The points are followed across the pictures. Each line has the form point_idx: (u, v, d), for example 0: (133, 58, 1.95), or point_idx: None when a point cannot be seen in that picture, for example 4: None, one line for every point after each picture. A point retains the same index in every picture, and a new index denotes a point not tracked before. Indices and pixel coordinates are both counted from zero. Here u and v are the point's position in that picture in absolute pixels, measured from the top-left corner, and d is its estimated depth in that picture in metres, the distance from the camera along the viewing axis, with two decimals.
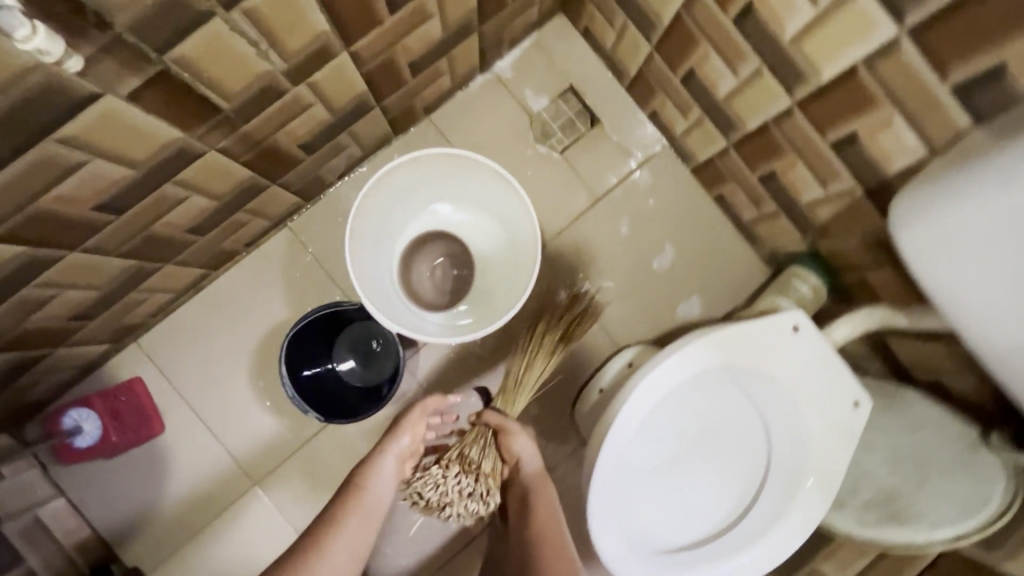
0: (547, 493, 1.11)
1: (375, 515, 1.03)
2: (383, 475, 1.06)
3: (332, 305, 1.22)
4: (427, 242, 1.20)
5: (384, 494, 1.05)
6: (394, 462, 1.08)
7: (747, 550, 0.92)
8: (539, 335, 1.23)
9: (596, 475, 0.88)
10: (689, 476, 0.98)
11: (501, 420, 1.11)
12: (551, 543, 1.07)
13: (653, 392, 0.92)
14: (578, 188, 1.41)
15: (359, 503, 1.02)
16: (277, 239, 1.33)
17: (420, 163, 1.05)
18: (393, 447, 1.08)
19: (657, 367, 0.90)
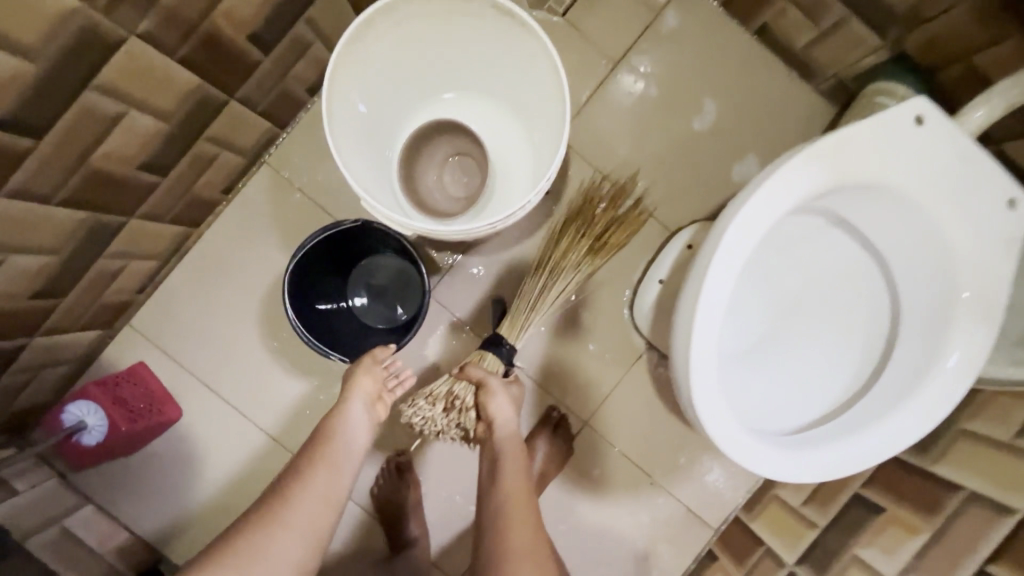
0: (522, 463, 0.92)
1: (349, 463, 0.85)
2: (353, 420, 0.88)
3: (329, 227, 1.01)
4: (427, 140, 0.99)
5: (357, 440, 0.87)
6: (363, 409, 0.89)
7: (904, 408, 0.71)
8: (563, 249, 1.04)
9: (699, 346, 0.68)
10: (792, 348, 0.83)
11: (482, 374, 0.93)
12: (517, 517, 0.87)
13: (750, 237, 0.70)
14: (589, 53, 1.18)
15: (328, 449, 0.84)
16: (257, 180, 1.14)
17: (396, 23, 0.83)
18: (359, 390, 0.90)
19: (751, 199, 0.69)
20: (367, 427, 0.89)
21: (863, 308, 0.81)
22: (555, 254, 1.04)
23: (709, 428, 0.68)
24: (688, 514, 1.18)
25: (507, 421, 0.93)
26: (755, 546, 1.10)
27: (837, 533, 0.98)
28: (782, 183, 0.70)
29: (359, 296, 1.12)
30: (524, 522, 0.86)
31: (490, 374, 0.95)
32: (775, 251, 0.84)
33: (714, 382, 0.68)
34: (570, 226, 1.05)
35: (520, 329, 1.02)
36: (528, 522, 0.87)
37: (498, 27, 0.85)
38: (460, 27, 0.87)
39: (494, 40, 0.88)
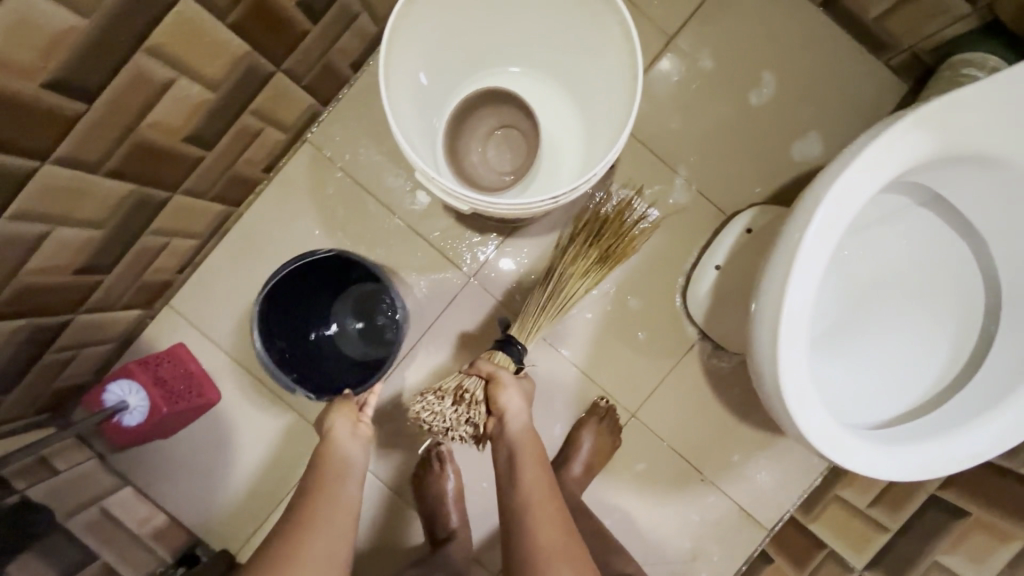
0: (536, 457, 0.86)
1: (356, 476, 0.83)
2: (340, 441, 0.84)
3: (302, 256, 0.99)
4: (473, 113, 0.95)
5: (354, 459, 0.84)
6: (349, 427, 0.85)
7: (1009, 402, 0.65)
8: (572, 255, 1.02)
9: (787, 331, 0.62)
10: (875, 340, 0.77)
11: (492, 368, 0.89)
12: (544, 512, 0.82)
13: (844, 214, 0.64)
14: (643, 25, 1.12)
15: (328, 465, 0.82)
16: (298, 158, 1.11)
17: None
18: (337, 410, 0.87)
19: (845, 170, 0.63)
20: (360, 442, 0.85)
21: (956, 297, 0.75)
22: (570, 261, 1.02)
23: (799, 420, 0.62)
24: (739, 513, 1.13)
25: (515, 412, 0.88)
26: (817, 548, 1.04)
27: (912, 540, 0.92)
28: (878, 153, 0.64)
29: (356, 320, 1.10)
30: (549, 514, 0.81)
31: (501, 368, 0.91)
32: (856, 236, 0.78)
33: (803, 373, 0.63)
34: (580, 234, 1.04)
35: (531, 331, 0.98)
36: (552, 511, 0.82)
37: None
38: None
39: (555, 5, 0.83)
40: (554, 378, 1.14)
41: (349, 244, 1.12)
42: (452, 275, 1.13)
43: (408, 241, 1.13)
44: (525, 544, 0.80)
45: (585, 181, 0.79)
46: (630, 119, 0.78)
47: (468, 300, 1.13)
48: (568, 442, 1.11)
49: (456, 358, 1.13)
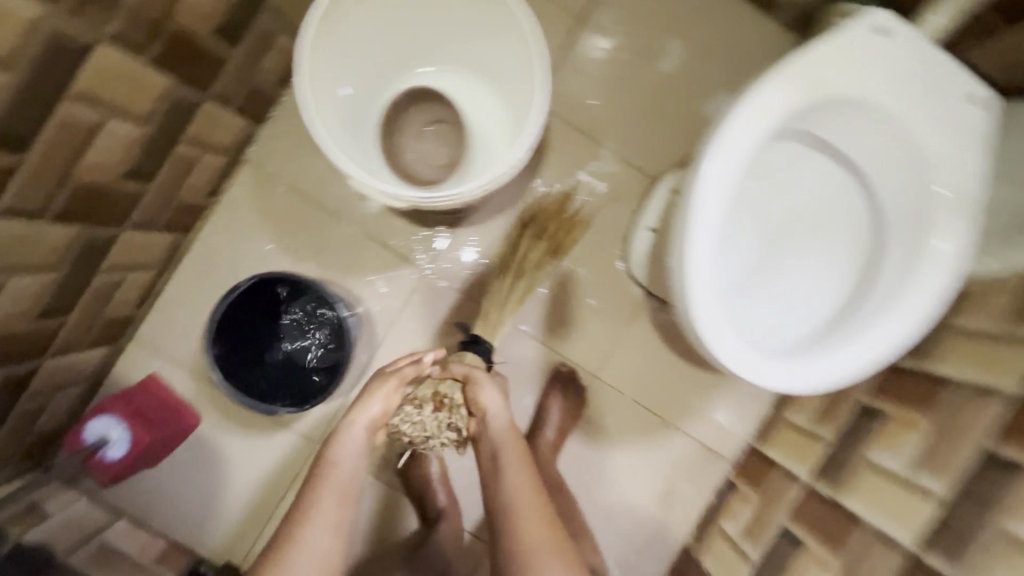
0: (518, 453, 0.92)
1: (350, 487, 0.90)
2: (359, 427, 0.92)
3: (229, 293, 1.06)
4: (404, 111, 1.01)
5: (351, 468, 0.90)
6: (379, 410, 0.93)
7: (892, 309, 0.74)
8: (522, 253, 1.11)
9: (695, 274, 0.70)
10: (784, 275, 0.86)
11: (466, 369, 0.94)
12: (528, 510, 0.88)
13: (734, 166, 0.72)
14: (552, 12, 1.19)
15: (336, 448, 0.90)
16: (240, 180, 1.14)
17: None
18: (378, 388, 0.93)
19: (728, 127, 0.71)
20: (375, 428, 0.93)
21: (846, 227, 0.85)
22: (518, 257, 1.11)
23: (716, 349, 0.71)
24: (703, 450, 1.23)
25: (495, 411, 0.93)
26: (768, 467, 1.13)
27: (844, 443, 1.00)
28: (759, 105, 0.72)
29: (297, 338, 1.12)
30: (534, 512, 0.88)
31: (475, 368, 0.95)
32: (757, 186, 0.87)
33: (713, 308, 0.71)
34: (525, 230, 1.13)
35: (495, 328, 1.06)
36: (536, 505, 0.89)
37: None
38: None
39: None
40: (518, 352, 1.21)
41: (303, 254, 1.16)
42: (407, 270, 1.19)
43: (360, 245, 1.17)
44: (511, 538, 0.87)
45: (509, 166, 0.85)
46: (541, 102, 0.84)
47: (426, 292, 1.19)
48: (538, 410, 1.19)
49: (423, 349, 1.19)
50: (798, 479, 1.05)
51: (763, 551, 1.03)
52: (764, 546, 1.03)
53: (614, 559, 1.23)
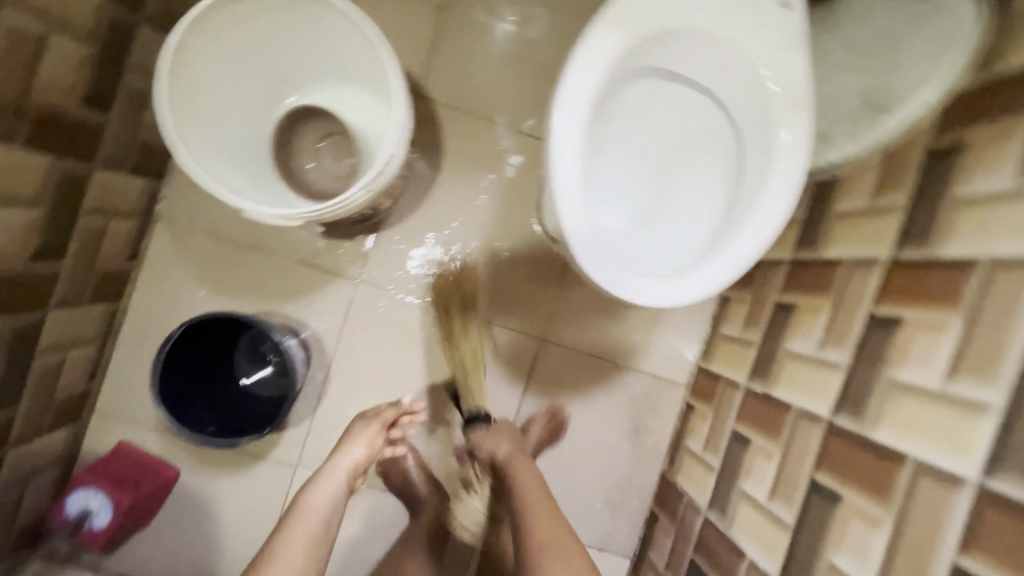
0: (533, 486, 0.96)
1: (320, 517, 0.98)
2: (341, 468, 1.03)
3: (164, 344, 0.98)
4: (293, 127, 1.05)
5: (321, 503, 0.99)
6: (363, 450, 1.06)
7: (756, 210, 0.82)
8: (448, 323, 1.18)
9: (569, 218, 0.77)
10: (670, 203, 0.93)
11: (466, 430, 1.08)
12: (539, 511, 0.92)
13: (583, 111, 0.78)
14: (417, 7, 1.23)
15: (320, 487, 1.00)
16: (158, 237, 1.18)
17: (211, 27, 0.87)
18: (361, 432, 1.07)
19: (568, 77, 0.78)
20: (358, 468, 1.04)
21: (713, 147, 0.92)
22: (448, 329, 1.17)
23: (603, 282, 0.77)
24: (657, 381, 1.31)
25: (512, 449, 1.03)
26: (715, 381, 1.21)
27: (769, 342, 1.07)
28: (589, 54, 0.78)
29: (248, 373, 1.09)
30: (544, 512, 0.92)
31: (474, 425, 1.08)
32: (628, 127, 0.94)
33: (593, 245, 0.77)
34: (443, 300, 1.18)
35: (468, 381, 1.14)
36: (547, 508, 0.93)
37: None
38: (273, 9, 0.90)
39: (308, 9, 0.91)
40: None
41: (238, 292, 1.20)
42: (342, 284, 1.23)
43: (290, 271, 1.22)
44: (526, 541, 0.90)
45: (384, 166, 0.84)
46: (398, 92, 0.84)
47: (365, 300, 1.24)
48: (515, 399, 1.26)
49: (375, 353, 1.24)
50: (739, 384, 1.12)
51: (721, 457, 1.11)
52: (721, 452, 1.11)
53: (601, 501, 1.31)
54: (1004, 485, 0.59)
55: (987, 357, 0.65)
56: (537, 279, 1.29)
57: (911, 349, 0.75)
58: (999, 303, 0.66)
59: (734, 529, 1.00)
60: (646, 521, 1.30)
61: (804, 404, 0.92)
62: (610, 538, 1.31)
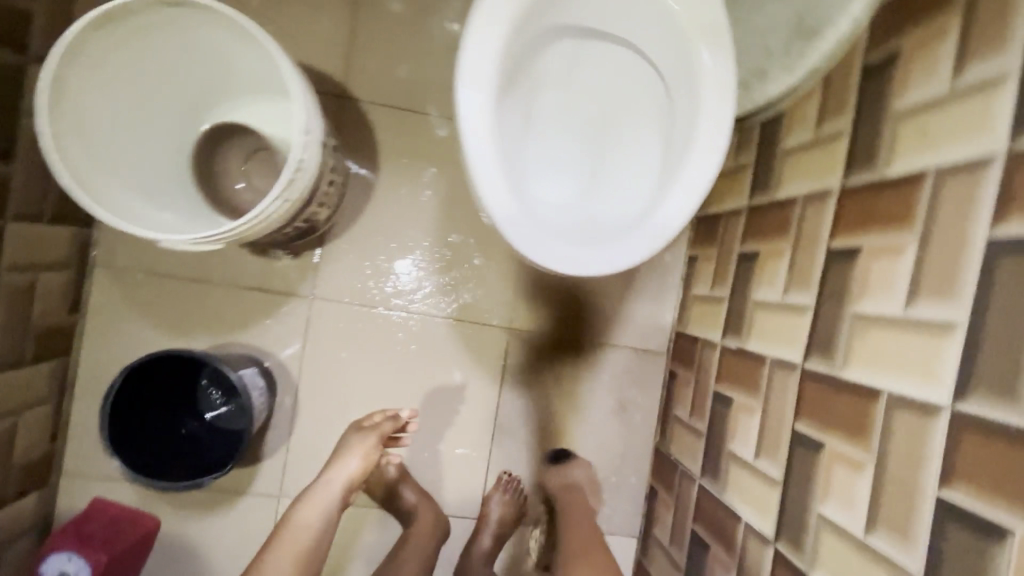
0: (581, 513, 1.09)
1: (308, 534, 0.96)
2: (335, 483, 1.01)
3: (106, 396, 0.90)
4: (216, 152, 1.03)
5: (314, 520, 0.96)
6: (359, 464, 1.02)
7: (690, 156, 0.79)
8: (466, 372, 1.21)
9: (492, 195, 0.74)
10: (607, 165, 0.90)
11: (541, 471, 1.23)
12: (583, 536, 1.02)
13: (488, 81, 0.75)
14: (326, 6, 1.18)
15: (312, 503, 0.97)
16: (97, 285, 1.14)
17: (85, 57, 0.80)
18: (357, 444, 1.04)
19: (468, 47, 0.75)
20: (353, 483, 1.01)
21: (643, 101, 0.90)
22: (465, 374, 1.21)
23: (538, 255, 0.75)
24: (636, 353, 1.27)
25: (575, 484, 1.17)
26: (693, 344, 1.17)
27: (737, 294, 1.03)
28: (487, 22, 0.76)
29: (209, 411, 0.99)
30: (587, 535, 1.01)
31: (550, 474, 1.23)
32: (553, 94, 0.90)
33: (521, 219, 0.75)
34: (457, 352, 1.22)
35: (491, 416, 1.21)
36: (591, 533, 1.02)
37: (179, 6, 0.82)
38: (149, 28, 0.84)
39: (189, 20, 0.85)
40: (431, 335, 1.23)
41: (190, 329, 1.16)
42: (296, 304, 1.19)
43: (240, 299, 1.18)
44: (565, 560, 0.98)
45: (296, 176, 0.81)
46: (298, 97, 0.79)
47: (322, 316, 1.20)
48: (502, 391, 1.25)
49: (341, 369, 1.21)
50: (715, 343, 1.08)
51: (707, 421, 1.07)
52: (706, 416, 1.07)
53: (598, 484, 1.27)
54: (977, 406, 0.54)
55: (944, 275, 0.60)
56: (497, 268, 1.25)
57: (870, 278, 0.70)
58: (950, 213, 0.61)
59: (727, 493, 0.96)
60: (647, 497, 1.26)
61: (776, 354, 0.88)
62: (613, 520, 1.27)
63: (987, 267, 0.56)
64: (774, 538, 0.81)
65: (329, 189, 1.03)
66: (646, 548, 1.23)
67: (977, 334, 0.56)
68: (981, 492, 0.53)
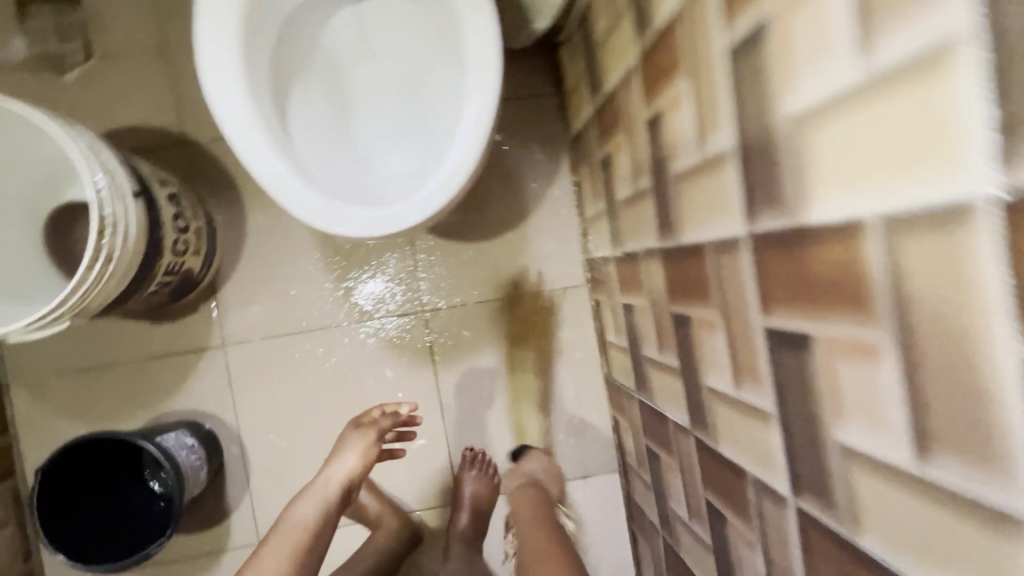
0: (532, 513, 1.02)
1: (303, 533, 0.85)
2: (333, 480, 0.90)
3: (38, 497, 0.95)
4: (73, 234, 1.05)
5: (310, 518, 0.86)
6: (358, 462, 0.91)
7: (468, 77, 0.76)
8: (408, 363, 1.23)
9: (278, 185, 0.73)
10: (418, 123, 0.89)
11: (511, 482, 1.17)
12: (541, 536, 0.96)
13: (236, 77, 0.74)
14: (140, 63, 1.18)
15: (306, 501, 0.87)
16: (19, 401, 1.16)
17: None
18: (355, 440, 0.92)
19: (202, 51, 0.73)
20: (352, 482, 0.91)
21: (427, 47, 0.88)
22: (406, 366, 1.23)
23: (346, 228, 0.73)
24: (555, 294, 1.25)
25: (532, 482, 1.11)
26: (599, 266, 1.14)
27: (610, 202, 1.00)
28: (212, 24, 0.74)
29: (153, 481, 1.03)
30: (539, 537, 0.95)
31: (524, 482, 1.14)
32: (342, 73, 0.89)
33: (318, 199, 0.73)
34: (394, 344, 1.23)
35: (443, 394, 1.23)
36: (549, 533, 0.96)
37: None
38: None
39: None
40: (352, 343, 1.22)
41: (118, 414, 1.17)
42: (211, 356, 1.19)
43: (155, 370, 1.18)
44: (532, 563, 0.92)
45: (106, 235, 0.81)
46: (81, 162, 0.79)
47: (240, 359, 1.20)
48: (439, 373, 1.23)
49: (276, 404, 1.21)
50: (611, 257, 1.05)
51: (627, 335, 1.04)
52: (624, 330, 1.04)
53: (562, 431, 1.25)
54: (764, 223, 0.50)
55: (710, 105, 0.57)
56: (395, 256, 1.23)
57: (672, 138, 0.67)
58: (699, 41, 0.57)
59: (654, 398, 0.93)
60: (613, 428, 1.24)
61: (644, 244, 0.85)
62: (589, 461, 1.25)
63: (732, 79, 0.52)
64: (689, 426, 0.79)
65: (183, 236, 1.02)
66: (626, 477, 1.20)
67: (743, 150, 0.52)
68: (785, 308, 0.49)
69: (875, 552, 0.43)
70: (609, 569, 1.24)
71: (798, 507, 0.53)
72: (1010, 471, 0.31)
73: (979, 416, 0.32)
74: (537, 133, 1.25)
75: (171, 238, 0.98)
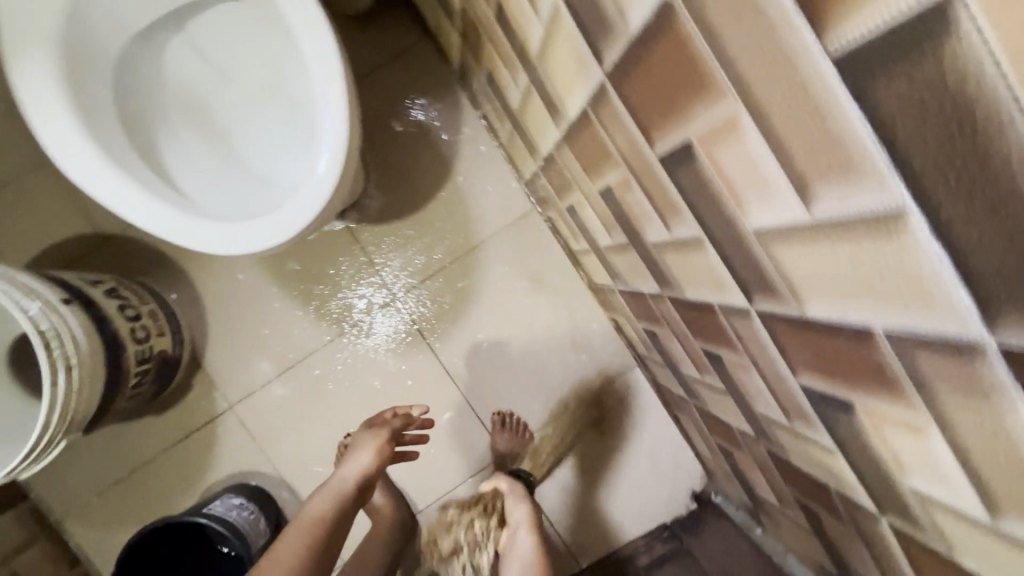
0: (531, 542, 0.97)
1: (316, 527, 0.86)
2: (348, 479, 0.93)
3: None
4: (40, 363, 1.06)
5: (323, 512, 0.88)
6: (374, 456, 0.95)
7: (306, 50, 0.74)
8: (407, 349, 1.24)
9: (177, 231, 0.71)
10: (292, 122, 0.88)
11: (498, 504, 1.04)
12: None
13: (85, 146, 0.71)
14: (30, 183, 1.16)
15: (321, 496, 0.90)
16: (74, 531, 1.20)
17: None
18: (369, 437, 0.97)
19: (40, 133, 0.70)
20: (366, 479, 0.93)
21: (265, 46, 0.87)
22: (407, 353, 1.24)
23: (259, 241, 0.72)
24: (509, 228, 1.24)
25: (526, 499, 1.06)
26: (535, 183, 1.12)
27: (511, 115, 0.98)
28: (31, 84, 0.69)
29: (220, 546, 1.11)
30: None
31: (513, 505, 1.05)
32: (199, 108, 0.88)
33: (223, 227, 0.72)
34: (388, 339, 1.24)
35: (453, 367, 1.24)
36: None
37: None
38: None
39: None
40: (345, 357, 1.23)
41: (165, 506, 1.21)
42: (222, 421, 1.22)
43: (180, 454, 1.21)
44: None
45: (54, 346, 0.85)
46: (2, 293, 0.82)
47: (250, 412, 1.22)
48: (437, 347, 1.24)
49: (301, 438, 1.23)
50: (539, 169, 1.03)
51: (583, 235, 1.04)
52: (579, 231, 1.03)
53: (570, 352, 1.26)
54: (611, 55, 0.49)
55: None
56: (348, 259, 1.23)
57: (519, 20, 0.65)
58: None
59: (627, 280, 0.92)
60: (615, 329, 1.24)
61: (552, 140, 0.83)
62: (607, 368, 1.26)
63: None
64: (660, 290, 0.79)
65: (140, 320, 1.05)
66: (644, 367, 1.21)
67: None
68: (663, 128, 0.47)
69: (825, 317, 0.42)
70: (666, 452, 1.26)
71: (758, 309, 0.53)
72: (869, 170, 0.29)
73: (825, 130, 0.30)
74: (427, 83, 1.22)
75: (127, 327, 1.01)
